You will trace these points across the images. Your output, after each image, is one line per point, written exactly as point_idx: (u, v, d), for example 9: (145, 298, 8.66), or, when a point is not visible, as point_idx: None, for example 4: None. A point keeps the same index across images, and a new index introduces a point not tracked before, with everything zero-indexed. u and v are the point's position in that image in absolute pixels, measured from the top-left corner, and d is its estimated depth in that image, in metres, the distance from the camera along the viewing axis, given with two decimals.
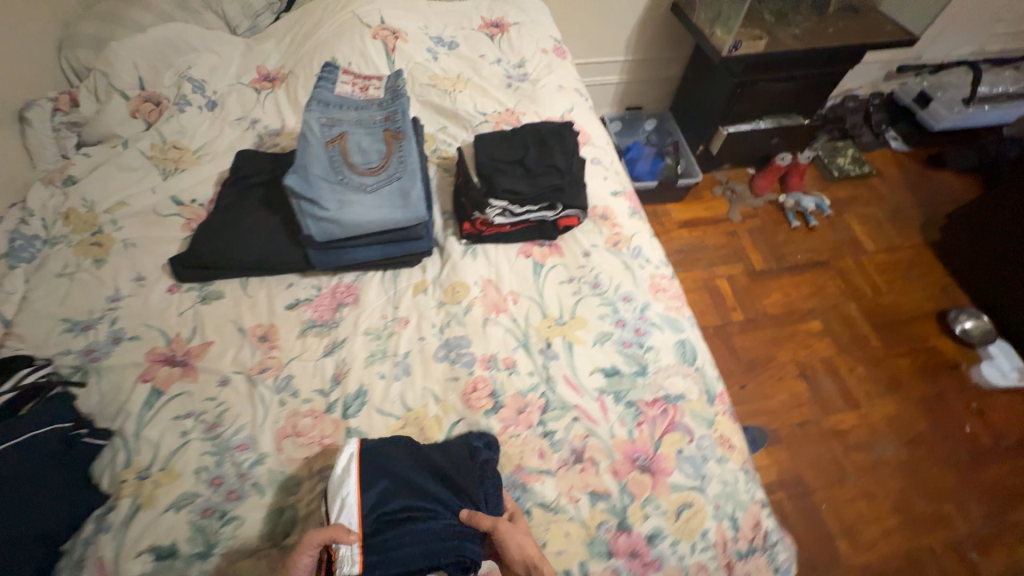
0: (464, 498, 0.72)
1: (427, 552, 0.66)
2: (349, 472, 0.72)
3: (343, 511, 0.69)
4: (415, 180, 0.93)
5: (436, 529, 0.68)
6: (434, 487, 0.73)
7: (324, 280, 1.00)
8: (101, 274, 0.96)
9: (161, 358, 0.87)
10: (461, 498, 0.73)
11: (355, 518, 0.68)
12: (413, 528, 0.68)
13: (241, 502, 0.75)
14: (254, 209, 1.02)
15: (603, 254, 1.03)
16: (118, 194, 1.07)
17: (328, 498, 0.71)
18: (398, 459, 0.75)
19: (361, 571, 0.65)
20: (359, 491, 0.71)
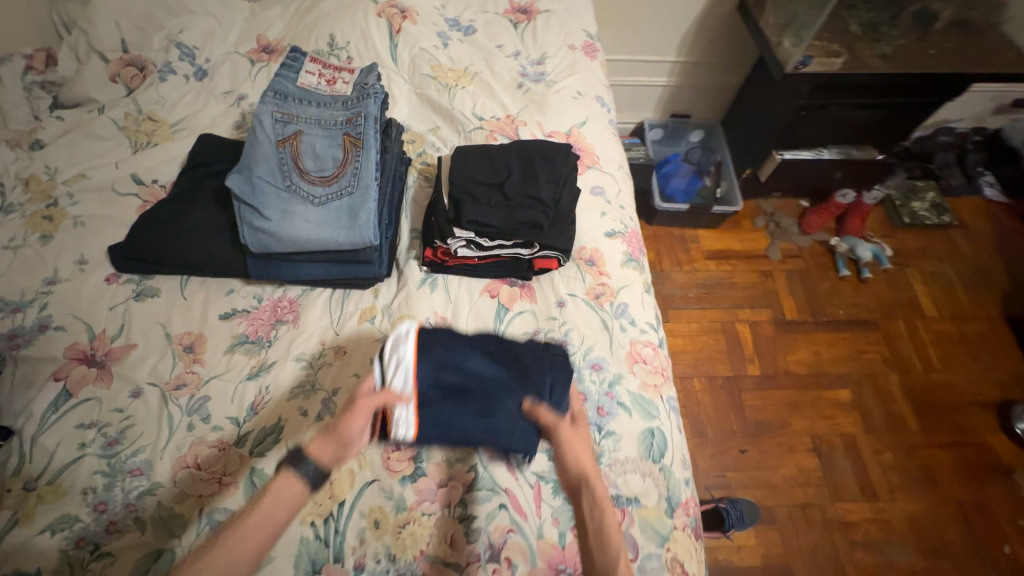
0: (527, 389, 0.73)
1: (480, 427, 0.70)
2: (406, 338, 0.72)
3: (399, 376, 0.69)
4: (368, 198, 0.81)
5: (500, 416, 0.71)
6: (490, 367, 0.75)
7: (268, 291, 0.92)
8: (44, 252, 0.91)
9: (80, 356, 0.82)
10: (523, 388, 0.74)
11: (410, 383, 0.70)
12: (464, 402, 0.71)
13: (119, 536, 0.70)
14: (207, 204, 0.94)
15: (580, 308, 0.88)
16: (81, 164, 1.02)
17: (380, 362, 0.70)
18: (454, 344, 0.75)
19: (418, 435, 0.69)
20: (416, 355, 0.71)
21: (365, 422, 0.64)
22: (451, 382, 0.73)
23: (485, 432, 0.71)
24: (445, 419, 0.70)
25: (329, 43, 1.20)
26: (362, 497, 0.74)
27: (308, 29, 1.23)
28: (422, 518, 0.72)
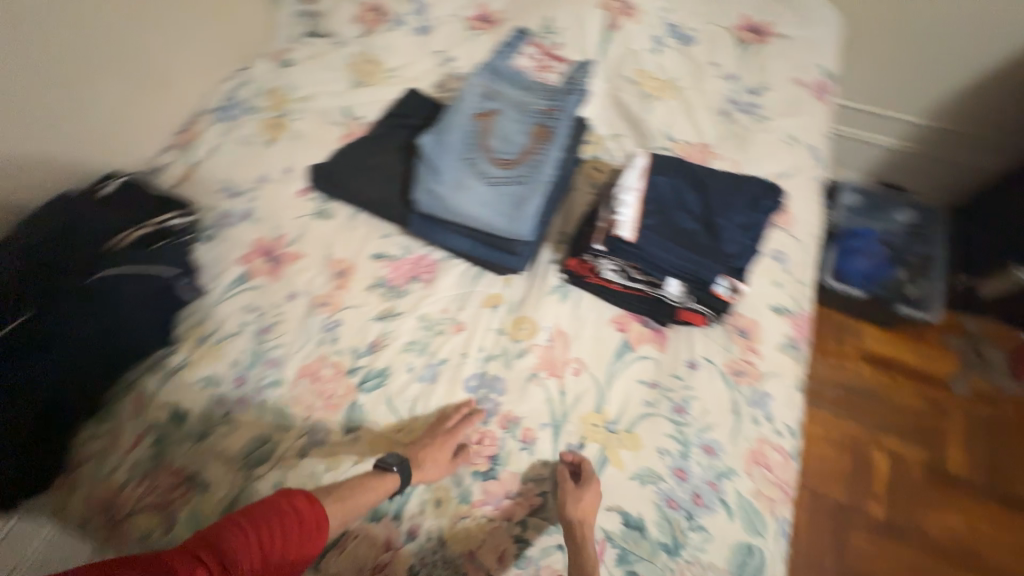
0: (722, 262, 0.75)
1: (684, 258, 0.74)
2: (633, 173, 0.82)
3: (626, 189, 0.80)
4: (537, 193, 0.79)
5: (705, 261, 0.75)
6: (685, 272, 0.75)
7: (415, 246, 0.97)
8: (266, 155, 1.09)
9: (263, 250, 0.97)
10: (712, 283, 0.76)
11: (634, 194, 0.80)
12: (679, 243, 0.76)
13: (243, 412, 0.81)
14: (391, 149, 1.00)
15: (712, 379, 0.77)
16: (311, 88, 1.19)
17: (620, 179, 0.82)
18: (652, 253, 0.76)
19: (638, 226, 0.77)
20: (634, 211, 0.78)
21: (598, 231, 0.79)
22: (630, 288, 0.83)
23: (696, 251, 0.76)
24: (664, 236, 0.77)
25: (544, 26, 1.22)
26: (433, 472, 0.76)
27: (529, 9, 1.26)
28: (481, 519, 0.72)
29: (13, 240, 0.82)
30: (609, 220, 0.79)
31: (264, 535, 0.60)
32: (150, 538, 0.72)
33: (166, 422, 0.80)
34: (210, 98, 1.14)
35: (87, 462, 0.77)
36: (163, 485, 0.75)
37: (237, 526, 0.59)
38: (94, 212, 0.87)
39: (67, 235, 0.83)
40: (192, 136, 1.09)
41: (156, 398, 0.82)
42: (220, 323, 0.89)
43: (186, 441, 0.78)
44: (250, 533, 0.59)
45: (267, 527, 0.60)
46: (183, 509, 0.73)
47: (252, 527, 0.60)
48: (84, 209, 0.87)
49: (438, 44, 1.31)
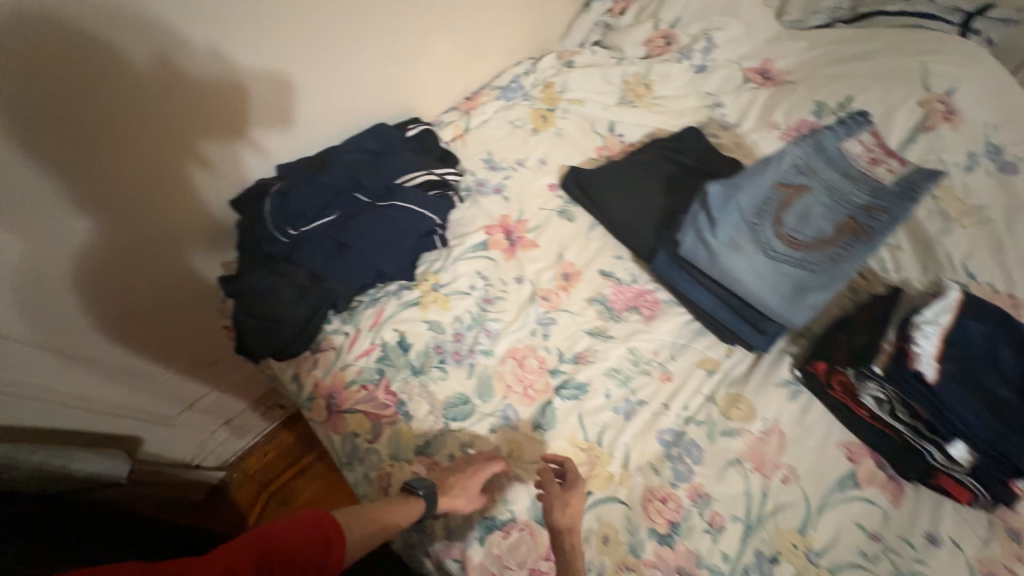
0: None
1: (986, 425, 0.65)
2: (940, 307, 0.73)
3: (929, 320, 0.71)
4: (826, 287, 0.73)
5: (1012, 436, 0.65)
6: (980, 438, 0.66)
7: (643, 278, 0.97)
8: (529, 141, 1.16)
9: (505, 227, 1.03)
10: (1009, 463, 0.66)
11: (938, 329, 0.70)
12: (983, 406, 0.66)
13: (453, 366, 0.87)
14: (655, 179, 1.00)
15: (957, 569, 0.66)
16: (583, 93, 1.24)
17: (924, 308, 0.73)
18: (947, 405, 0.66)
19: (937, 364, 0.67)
20: (935, 347, 0.69)
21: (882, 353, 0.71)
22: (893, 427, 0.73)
23: (1003, 422, 0.65)
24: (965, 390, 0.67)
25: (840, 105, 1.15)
26: (607, 507, 0.75)
27: (827, 81, 1.19)
28: None
29: (337, 152, 0.96)
30: (899, 345, 0.71)
31: (286, 542, 0.60)
32: (355, 439, 0.82)
33: (392, 345, 0.89)
34: (497, 76, 1.25)
35: (327, 351, 0.88)
36: (380, 400, 0.84)
37: (261, 539, 0.59)
38: (399, 149, 1.00)
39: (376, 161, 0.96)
40: (474, 105, 1.21)
41: (390, 321, 0.91)
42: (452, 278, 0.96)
43: (404, 369, 0.87)
44: (275, 543, 0.59)
45: (288, 537, 0.60)
46: (388, 428, 0.81)
47: (275, 537, 0.60)
48: (394, 142, 1.01)
49: (711, 86, 1.29)
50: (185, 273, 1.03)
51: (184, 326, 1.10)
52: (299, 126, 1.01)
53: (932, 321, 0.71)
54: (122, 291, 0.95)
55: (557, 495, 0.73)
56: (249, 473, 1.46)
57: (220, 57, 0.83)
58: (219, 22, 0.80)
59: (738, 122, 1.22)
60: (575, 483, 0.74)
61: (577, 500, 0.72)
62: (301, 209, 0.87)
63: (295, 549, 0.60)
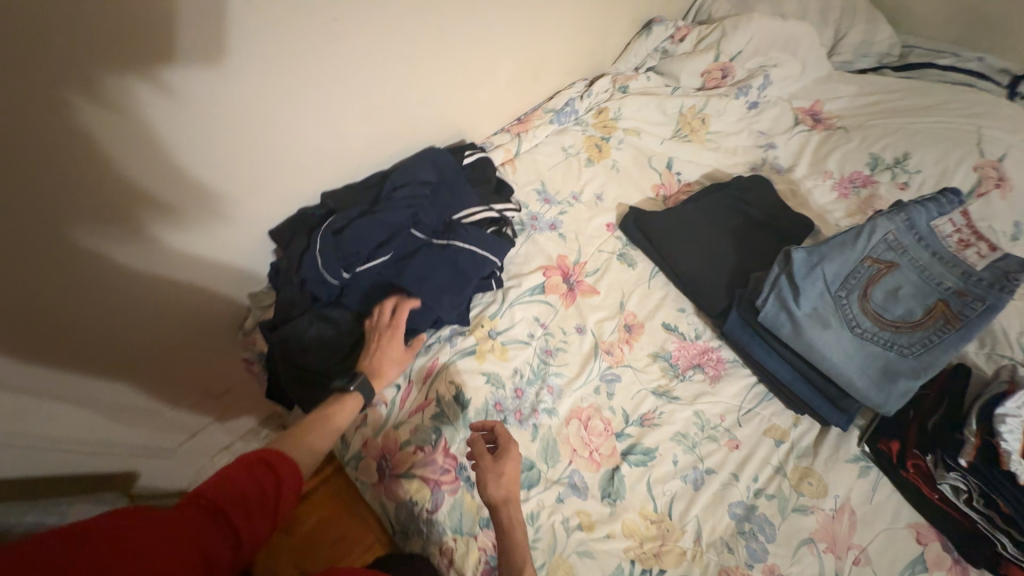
0: None
1: None
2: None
3: (1014, 413, 0.70)
4: (919, 373, 0.71)
5: None
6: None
7: (707, 334, 0.93)
8: (583, 172, 1.10)
9: (563, 269, 0.97)
10: None
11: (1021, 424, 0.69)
12: None
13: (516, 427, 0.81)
14: (722, 230, 0.97)
15: None
16: (639, 123, 1.18)
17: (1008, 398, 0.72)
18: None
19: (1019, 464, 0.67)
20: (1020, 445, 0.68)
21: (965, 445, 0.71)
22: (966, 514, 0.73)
23: None
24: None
25: (896, 159, 1.15)
26: None
27: (881, 134, 1.18)
28: None
29: (392, 185, 0.87)
30: (983, 438, 0.70)
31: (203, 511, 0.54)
32: (413, 506, 0.75)
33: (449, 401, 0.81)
34: (549, 97, 1.17)
35: (378, 405, 0.81)
36: (438, 463, 0.77)
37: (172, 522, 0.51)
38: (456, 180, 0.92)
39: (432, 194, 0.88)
40: (525, 127, 1.12)
41: (444, 372, 0.83)
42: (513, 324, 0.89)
43: (462, 429, 0.79)
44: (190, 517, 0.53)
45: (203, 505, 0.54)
46: (448, 497, 0.74)
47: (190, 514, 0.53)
48: (451, 171, 0.92)
49: (765, 125, 1.25)
50: (208, 301, 0.87)
51: (196, 359, 0.95)
52: (352, 151, 0.89)
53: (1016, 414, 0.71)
54: (130, 325, 0.79)
55: (489, 465, 0.71)
56: None
57: (272, 73, 0.70)
58: (282, 19, 0.66)
59: (791, 167, 1.20)
60: (508, 449, 0.72)
61: (512, 470, 0.71)
62: (356, 249, 0.79)
63: (215, 510, 0.55)
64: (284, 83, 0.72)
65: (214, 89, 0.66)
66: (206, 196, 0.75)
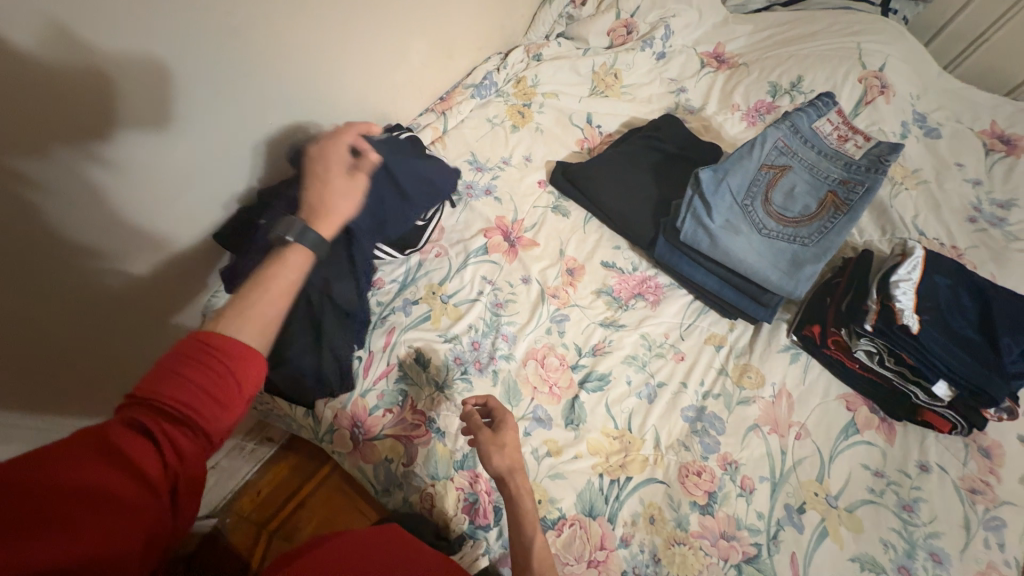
0: (999, 379, 0.73)
1: (957, 364, 0.74)
2: (913, 266, 0.82)
3: (904, 278, 0.80)
4: (819, 257, 0.79)
5: (982, 373, 0.73)
6: (956, 378, 0.75)
7: (643, 265, 1.00)
8: (510, 137, 1.15)
9: (502, 228, 1.02)
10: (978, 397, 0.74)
11: (911, 284, 0.80)
12: (958, 349, 0.76)
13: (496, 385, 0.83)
14: (643, 169, 1.04)
15: (944, 488, 0.77)
16: (556, 86, 1.24)
17: (900, 265, 0.82)
18: (929, 352, 0.75)
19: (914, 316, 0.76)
20: (914, 301, 0.78)
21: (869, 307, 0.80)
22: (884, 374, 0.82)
23: (975, 362, 0.75)
24: (941, 337, 0.76)
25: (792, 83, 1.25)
26: (648, 487, 0.79)
27: (777, 63, 1.28)
28: (696, 549, 0.74)
29: None
30: (884, 303, 0.79)
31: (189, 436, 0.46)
32: (390, 464, 0.80)
33: (412, 364, 0.86)
34: (468, 74, 1.22)
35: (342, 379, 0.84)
36: (408, 420, 0.81)
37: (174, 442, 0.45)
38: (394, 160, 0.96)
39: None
40: (449, 104, 1.17)
41: (403, 338, 0.87)
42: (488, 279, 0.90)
43: (429, 387, 0.84)
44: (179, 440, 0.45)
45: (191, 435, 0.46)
46: (422, 449, 0.79)
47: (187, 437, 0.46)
48: None
49: (674, 72, 1.33)
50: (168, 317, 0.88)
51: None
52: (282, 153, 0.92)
53: (908, 279, 0.80)
54: (103, 359, 0.81)
55: (490, 438, 0.72)
56: (243, 515, 1.32)
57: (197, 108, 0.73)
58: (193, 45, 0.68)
59: (702, 105, 1.28)
60: (506, 420, 0.74)
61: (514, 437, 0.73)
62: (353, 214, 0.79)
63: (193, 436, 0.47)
64: (210, 107, 0.75)
65: (143, 136, 0.69)
66: (159, 238, 0.78)
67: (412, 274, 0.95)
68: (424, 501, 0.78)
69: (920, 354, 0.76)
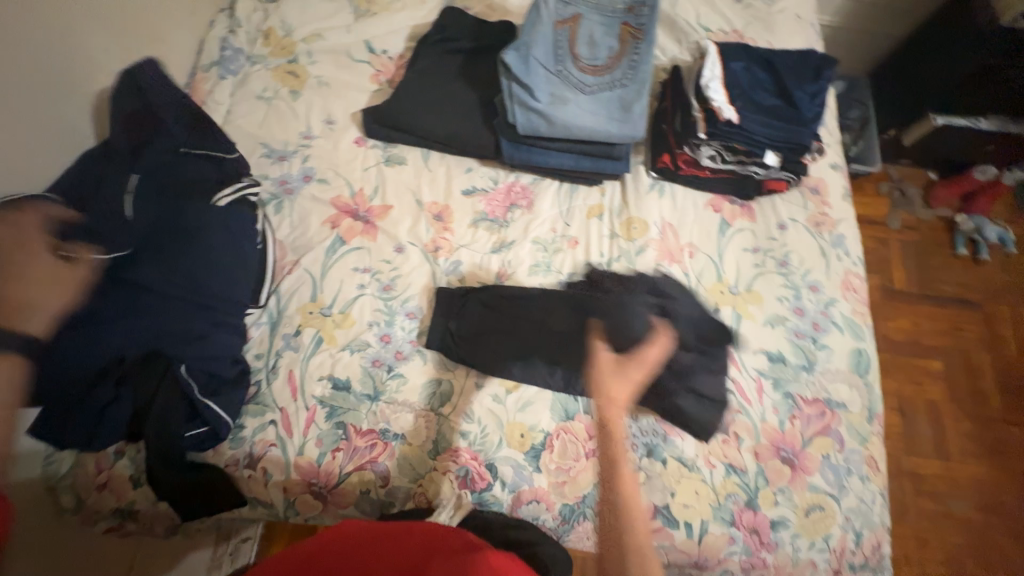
0: (799, 125, 0.85)
1: (770, 131, 0.85)
2: (712, 64, 0.88)
3: (710, 80, 0.86)
4: (641, 92, 0.82)
5: (796, 131, 0.85)
6: (769, 141, 0.86)
7: (502, 175, 0.96)
8: (296, 107, 0.96)
9: (346, 209, 0.90)
10: (792, 148, 0.87)
11: (718, 84, 0.86)
12: (769, 117, 0.85)
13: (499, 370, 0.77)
14: (452, 78, 0.95)
15: (800, 234, 0.93)
16: (314, 24, 1.03)
17: (705, 63, 0.88)
18: (752, 132, 0.85)
19: (728, 104, 0.84)
20: (728, 97, 0.85)
21: (697, 112, 0.86)
22: (725, 169, 0.91)
23: (778, 131, 0.85)
24: (755, 116, 0.85)
25: None
26: None
27: None
28: None
29: None
30: (705, 108, 0.86)
31: None
32: (369, 494, 0.74)
33: (331, 394, 0.77)
34: (200, 52, 0.96)
35: (269, 452, 0.73)
36: (362, 447, 0.75)
37: None
38: (175, 193, 0.76)
39: (171, 233, 0.72)
40: (201, 98, 0.93)
41: (308, 376, 0.78)
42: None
43: (361, 404, 0.77)
44: None
45: None
46: (391, 462, 0.75)
47: None
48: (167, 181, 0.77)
49: None
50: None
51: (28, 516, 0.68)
52: None
53: (713, 76, 0.87)
54: None
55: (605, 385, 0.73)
56: None
57: None
58: None
59: None
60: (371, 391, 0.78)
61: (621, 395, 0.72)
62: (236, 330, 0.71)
63: None
64: None
65: None
66: None
67: (282, 302, 0.82)
68: (420, 501, 0.74)
69: (747, 132, 0.85)
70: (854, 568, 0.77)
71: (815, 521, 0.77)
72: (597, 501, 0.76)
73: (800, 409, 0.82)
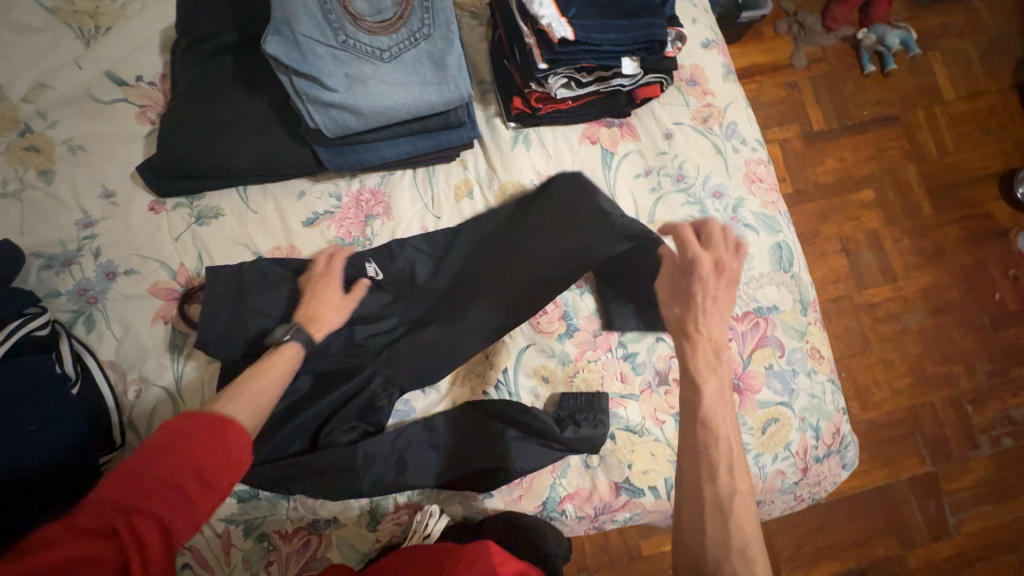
0: (649, 14, 0.71)
1: (619, 36, 0.70)
2: None
3: None
4: (449, 38, 0.67)
5: (648, 25, 0.70)
6: (622, 47, 0.71)
7: (342, 186, 0.80)
8: (56, 191, 0.75)
9: (173, 294, 0.74)
10: (650, 48, 0.73)
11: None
12: (617, 19, 0.70)
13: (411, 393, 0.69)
14: (229, 89, 0.75)
15: (688, 138, 0.82)
16: (30, 72, 0.78)
17: None
18: (600, 45, 0.70)
19: (561, 18, 0.68)
20: (561, 9, 0.69)
21: (529, 39, 0.70)
22: (587, 92, 0.77)
23: (629, 32, 0.70)
24: (596, 21, 0.69)
25: None
26: (524, 360, 0.75)
27: None
28: (589, 365, 0.75)
29: None
30: (536, 30, 0.70)
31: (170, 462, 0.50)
32: None
33: (240, 510, 0.68)
34: None
35: None
36: (296, 547, 0.68)
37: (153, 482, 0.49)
38: None
39: None
40: None
41: None
42: (251, 348, 0.70)
43: (278, 506, 0.69)
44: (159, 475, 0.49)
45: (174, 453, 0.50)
46: (332, 551, 0.68)
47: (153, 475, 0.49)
48: None
49: None
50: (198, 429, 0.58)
51: None
52: None
53: None
54: None
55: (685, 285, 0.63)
56: None
57: None
58: None
59: None
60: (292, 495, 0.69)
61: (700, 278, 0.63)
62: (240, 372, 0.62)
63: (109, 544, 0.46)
64: None
65: None
66: None
67: (143, 431, 0.70)
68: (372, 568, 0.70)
69: (593, 46, 0.70)
70: (820, 460, 0.77)
71: (772, 435, 0.75)
72: (558, 502, 0.72)
73: (732, 331, 0.77)
